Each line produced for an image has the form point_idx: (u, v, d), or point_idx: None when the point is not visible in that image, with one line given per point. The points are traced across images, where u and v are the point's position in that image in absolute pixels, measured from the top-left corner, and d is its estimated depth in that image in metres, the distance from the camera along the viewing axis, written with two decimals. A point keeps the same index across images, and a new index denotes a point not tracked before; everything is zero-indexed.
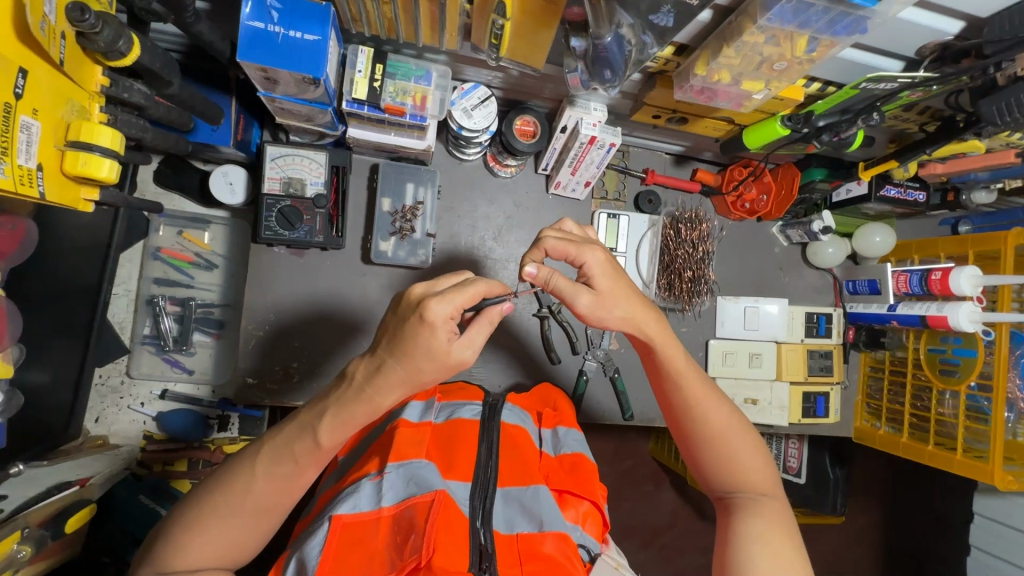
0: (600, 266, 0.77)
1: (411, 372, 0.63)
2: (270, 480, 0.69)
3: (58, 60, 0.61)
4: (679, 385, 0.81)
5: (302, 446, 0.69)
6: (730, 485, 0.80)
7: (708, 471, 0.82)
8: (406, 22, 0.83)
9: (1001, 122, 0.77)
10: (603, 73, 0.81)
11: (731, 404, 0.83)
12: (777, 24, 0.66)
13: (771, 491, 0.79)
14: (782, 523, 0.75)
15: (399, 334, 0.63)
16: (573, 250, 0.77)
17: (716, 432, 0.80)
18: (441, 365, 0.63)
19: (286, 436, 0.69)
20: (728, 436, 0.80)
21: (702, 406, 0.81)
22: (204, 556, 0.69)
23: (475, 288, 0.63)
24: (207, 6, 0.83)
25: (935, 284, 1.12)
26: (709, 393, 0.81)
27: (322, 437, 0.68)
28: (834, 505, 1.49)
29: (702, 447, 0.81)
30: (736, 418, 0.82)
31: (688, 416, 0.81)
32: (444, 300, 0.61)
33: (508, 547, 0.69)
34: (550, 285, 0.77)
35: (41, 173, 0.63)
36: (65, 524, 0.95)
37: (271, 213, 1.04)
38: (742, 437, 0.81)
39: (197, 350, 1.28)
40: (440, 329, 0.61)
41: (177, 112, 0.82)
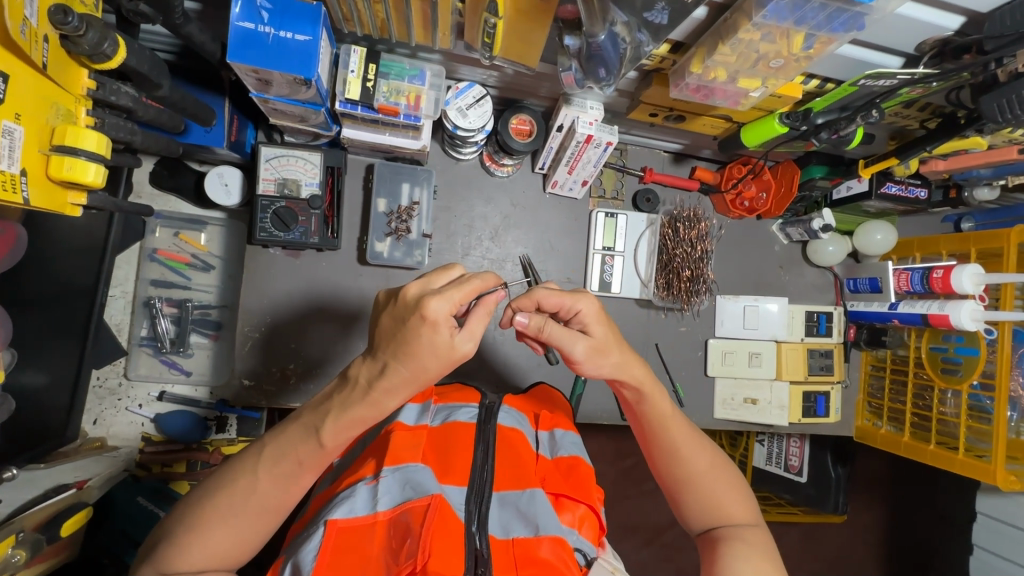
0: (595, 313, 0.74)
1: (417, 370, 0.62)
2: (275, 480, 0.69)
3: (40, 63, 0.60)
4: (660, 422, 0.81)
5: (306, 448, 0.68)
6: (713, 518, 0.80)
7: (689, 508, 0.82)
8: (399, 22, 0.82)
9: (1002, 119, 0.76)
10: (597, 72, 0.81)
11: (707, 438, 0.84)
12: (774, 20, 0.65)
13: (752, 521, 0.80)
14: (767, 550, 0.76)
15: (402, 335, 0.61)
16: (567, 301, 0.73)
17: (697, 468, 0.81)
18: (447, 361, 0.62)
19: (289, 438, 0.69)
20: (707, 470, 0.81)
21: (682, 444, 0.81)
22: (207, 557, 0.68)
23: (471, 282, 0.62)
24: (198, 7, 0.83)
25: (937, 282, 1.11)
26: (688, 428, 0.82)
27: (326, 440, 0.67)
28: (836, 504, 1.45)
29: (684, 484, 0.81)
30: (713, 450, 0.83)
31: (669, 455, 0.81)
32: (443, 298, 0.59)
33: (504, 551, 0.68)
34: (543, 334, 0.72)
35: (25, 178, 0.62)
36: (59, 529, 0.94)
37: (266, 215, 1.03)
38: (721, 470, 0.82)
39: (195, 351, 1.27)
40: (442, 326, 0.60)
41: (168, 114, 0.82)
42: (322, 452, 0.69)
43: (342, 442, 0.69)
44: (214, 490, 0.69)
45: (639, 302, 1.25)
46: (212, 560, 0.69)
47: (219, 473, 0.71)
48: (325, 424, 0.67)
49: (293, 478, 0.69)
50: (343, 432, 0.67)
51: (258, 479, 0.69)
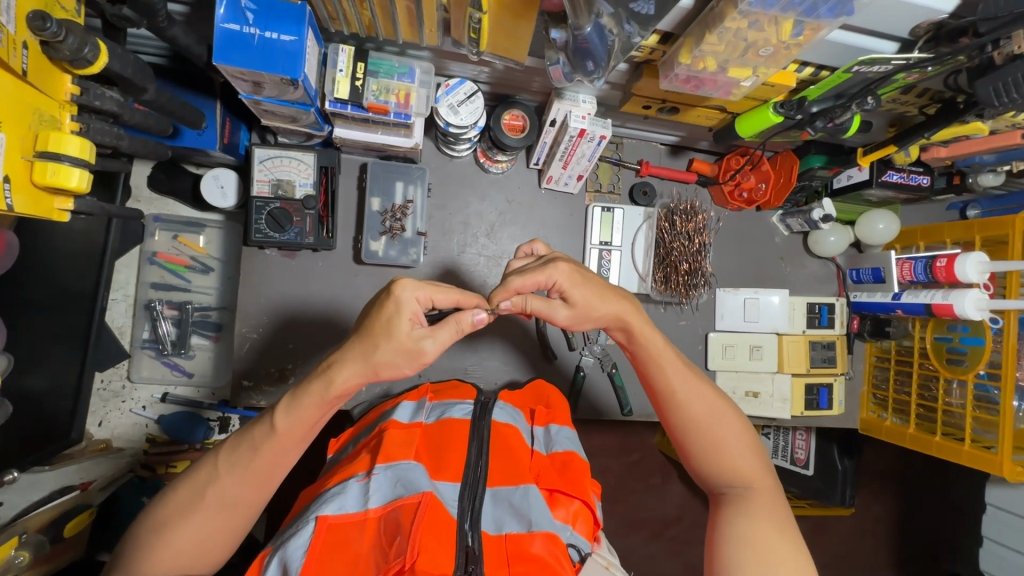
0: (569, 279, 0.77)
1: (368, 347, 0.66)
2: (231, 472, 0.70)
3: (20, 70, 0.61)
4: (661, 372, 0.81)
5: (261, 432, 0.70)
6: (721, 477, 0.79)
7: (698, 463, 0.81)
8: (385, 20, 0.82)
9: (999, 104, 0.75)
10: (585, 64, 0.79)
11: (717, 392, 0.83)
12: (760, 8, 0.64)
13: (761, 484, 0.78)
14: (772, 517, 0.74)
15: (370, 316, 0.67)
16: (542, 277, 0.77)
17: (701, 425, 0.79)
18: (399, 348, 0.66)
19: (250, 427, 0.72)
20: (714, 428, 0.79)
21: (684, 398, 0.80)
22: (191, 546, 0.69)
23: (451, 291, 0.70)
24: (184, 10, 0.83)
25: (940, 271, 1.09)
26: (693, 384, 0.81)
27: (279, 421, 0.69)
28: (843, 496, 1.41)
29: (690, 440, 0.80)
30: (725, 408, 0.81)
31: (672, 410, 0.81)
32: (415, 286, 0.66)
33: (496, 547, 0.68)
34: (527, 309, 0.79)
35: (8, 185, 0.62)
36: (63, 529, 0.97)
37: (261, 216, 1.03)
38: (729, 425, 0.80)
39: (196, 353, 1.29)
40: (405, 309, 0.65)
41: (156, 118, 0.83)
42: (277, 438, 0.70)
43: (298, 428, 0.70)
44: (208, 491, 0.70)
45: (638, 296, 1.24)
46: (196, 552, 0.70)
47: (208, 468, 0.71)
48: (280, 409, 0.70)
49: (250, 467, 0.70)
50: (296, 412, 0.69)
51: (234, 474, 0.70)
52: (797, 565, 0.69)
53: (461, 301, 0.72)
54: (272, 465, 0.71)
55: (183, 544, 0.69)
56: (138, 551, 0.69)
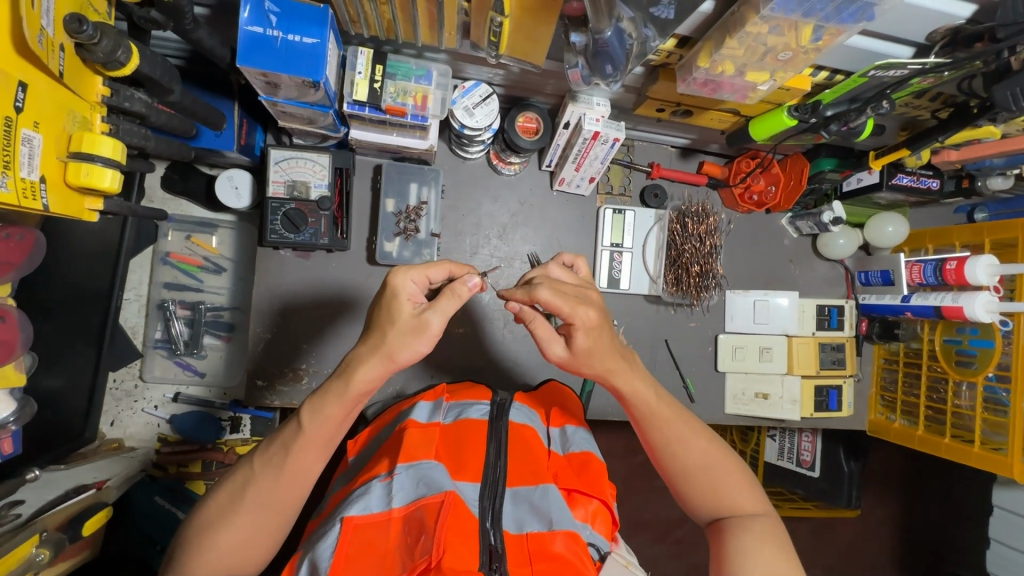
0: (589, 326, 0.72)
1: (378, 338, 0.67)
2: (263, 471, 0.71)
3: (57, 72, 0.61)
4: (653, 422, 0.81)
5: (290, 432, 0.72)
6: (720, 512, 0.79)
7: (695, 503, 0.81)
8: (405, 23, 0.83)
9: (1016, 108, 0.75)
10: (604, 68, 0.80)
11: (706, 432, 0.83)
12: (782, 13, 0.65)
13: (761, 511, 0.78)
14: (778, 542, 0.74)
15: (376, 309, 0.70)
16: (566, 307, 0.71)
17: (696, 465, 0.80)
18: (403, 328, 0.66)
19: (282, 429, 0.74)
20: (710, 466, 0.80)
21: (679, 441, 0.81)
22: (216, 547, 0.69)
23: (443, 264, 0.74)
24: (206, 12, 0.84)
25: (950, 274, 1.10)
26: (683, 425, 0.82)
27: (321, 424, 0.70)
28: (850, 498, 1.40)
29: (686, 482, 0.81)
30: (716, 445, 0.82)
31: (667, 455, 0.81)
32: (407, 270, 0.70)
33: (518, 546, 0.69)
34: (529, 325, 0.77)
35: (44, 185, 0.63)
36: (82, 527, 0.97)
37: (276, 217, 1.04)
38: (721, 461, 0.81)
39: (208, 353, 1.29)
40: (406, 297, 0.68)
41: (179, 119, 0.84)
42: (302, 441, 0.71)
43: (326, 426, 0.70)
44: (245, 488, 0.71)
45: (648, 298, 1.25)
46: (222, 550, 0.70)
47: (244, 471, 0.73)
48: (305, 411, 0.71)
49: (276, 467, 0.71)
50: (321, 412, 0.70)
51: (268, 472, 0.71)
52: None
53: (451, 271, 0.76)
54: (301, 469, 0.72)
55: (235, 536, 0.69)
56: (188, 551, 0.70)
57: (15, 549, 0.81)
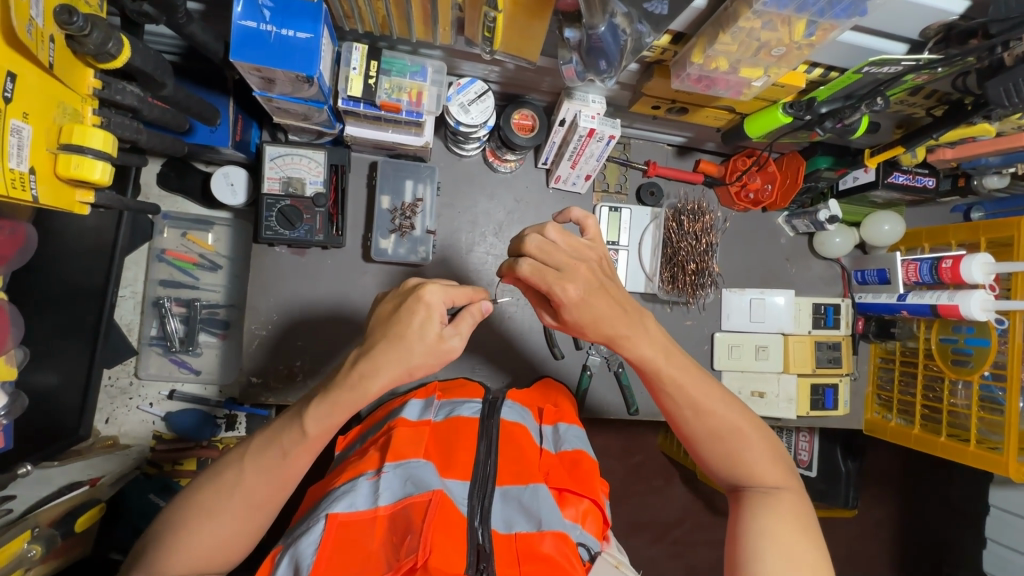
0: (575, 299, 0.73)
1: (403, 353, 0.67)
2: (257, 471, 0.70)
3: (47, 63, 0.61)
4: (669, 389, 0.80)
5: (291, 437, 0.71)
6: (738, 479, 0.79)
7: (714, 467, 0.82)
8: (399, 19, 0.83)
9: (1008, 106, 0.76)
10: (598, 64, 0.80)
11: (727, 397, 0.81)
12: (774, 8, 0.65)
13: (780, 480, 0.78)
14: (796, 514, 0.74)
15: (398, 315, 0.68)
16: (547, 281, 0.72)
17: (716, 431, 0.79)
18: (431, 350, 0.67)
19: (278, 428, 0.72)
20: (731, 434, 0.79)
21: (696, 409, 0.80)
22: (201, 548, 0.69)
23: (468, 289, 0.71)
24: (201, 8, 0.84)
25: (946, 272, 1.10)
26: (702, 392, 0.80)
27: (311, 427, 0.70)
28: (847, 497, 1.43)
29: (707, 448, 0.80)
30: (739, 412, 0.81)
31: (687, 421, 0.80)
32: (442, 290, 0.68)
33: (506, 546, 0.68)
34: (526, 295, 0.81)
35: (34, 177, 0.63)
36: (75, 524, 0.99)
37: (271, 213, 1.04)
38: (742, 429, 0.79)
39: (204, 350, 1.29)
40: (434, 312, 0.68)
41: (173, 114, 0.84)
42: (290, 439, 0.70)
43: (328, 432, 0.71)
44: (234, 488, 0.70)
45: (644, 296, 1.25)
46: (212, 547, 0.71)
47: (233, 469, 0.71)
48: (306, 413, 0.70)
49: (261, 465, 0.70)
50: (327, 418, 0.70)
51: (255, 471, 0.71)
52: (820, 555, 0.70)
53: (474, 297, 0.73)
54: (298, 468, 0.73)
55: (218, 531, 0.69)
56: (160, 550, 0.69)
57: (4, 545, 0.81)
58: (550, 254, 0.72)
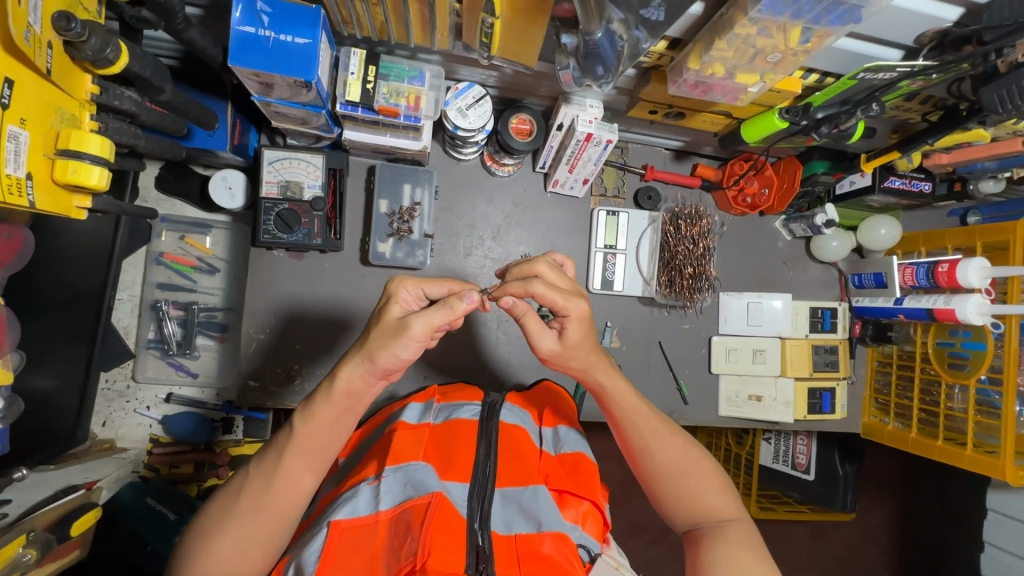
0: (581, 318, 0.74)
1: (363, 338, 0.68)
2: (260, 475, 0.72)
3: (44, 69, 0.62)
4: (632, 420, 0.82)
5: (283, 436, 0.73)
6: (694, 517, 0.79)
7: (670, 507, 0.81)
8: (397, 24, 0.83)
9: (1002, 111, 0.76)
10: (595, 69, 0.80)
11: (684, 435, 0.84)
12: (769, 15, 0.65)
13: (737, 515, 0.79)
14: (752, 546, 0.74)
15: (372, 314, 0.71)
16: (560, 299, 0.71)
17: (673, 466, 0.81)
18: (386, 328, 0.66)
19: (276, 433, 0.74)
20: (687, 466, 0.81)
21: (656, 441, 0.81)
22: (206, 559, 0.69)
23: (443, 281, 0.73)
24: (198, 12, 0.84)
25: (942, 276, 1.10)
26: (661, 427, 0.82)
27: (304, 427, 0.71)
28: (845, 501, 1.42)
29: (664, 485, 0.81)
30: (695, 449, 0.83)
31: (645, 454, 0.81)
32: (405, 281, 0.70)
33: (507, 548, 0.68)
34: (523, 319, 0.75)
35: (30, 182, 0.63)
36: (70, 529, 0.96)
37: (270, 217, 1.04)
38: (698, 464, 0.81)
39: (201, 353, 1.29)
40: (406, 303, 0.69)
41: (171, 118, 0.84)
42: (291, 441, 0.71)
43: (318, 428, 0.71)
44: (240, 495, 0.71)
45: (642, 299, 1.25)
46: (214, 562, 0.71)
47: (240, 478, 0.73)
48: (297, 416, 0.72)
49: (263, 473, 0.71)
50: (313, 415, 0.70)
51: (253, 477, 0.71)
52: None
53: (452, 288, 0.75)
54: (300, 474, 0.72)
55: (231, 543, 0.69)
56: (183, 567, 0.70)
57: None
58: (562, 279, 0.75)
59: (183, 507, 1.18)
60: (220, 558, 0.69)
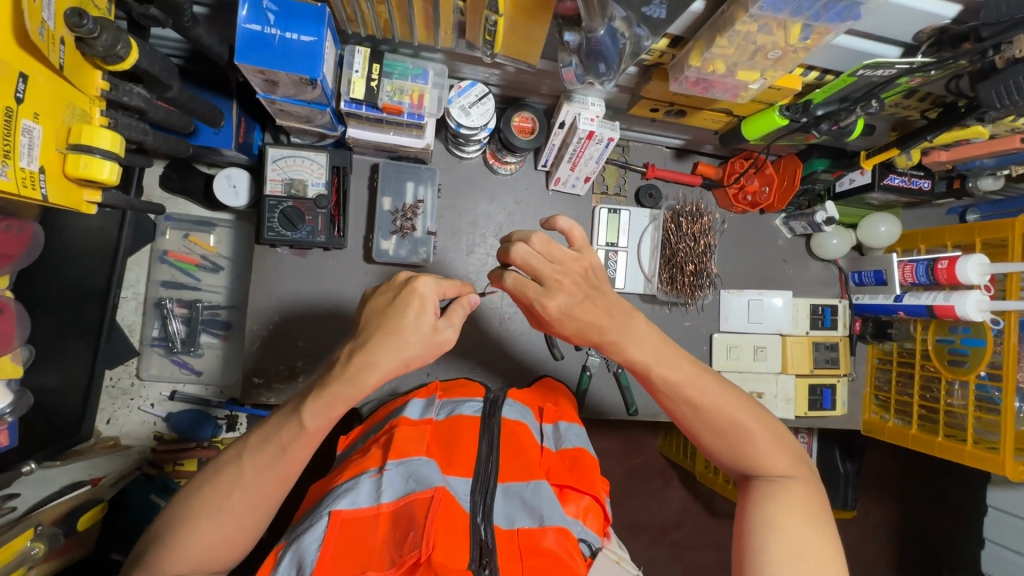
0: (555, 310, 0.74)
1: (399, 343, 0.68)
2: (257, 466, 0.71)
3: (57, 65, 0.63)
4: (668, 387, 0.79)
5: (289, 433, 0.71)
6: (744, 469, 0.80)
7: (719, 457, 0.82)
8: (401, 22, 0.84)
9: (1001, 106, 0.77)
10: (597, 67, 0.81)
11: (727, 390, 0.81)
12: (770, 12, 0.66)
13: (784, 470, 0.78)
14: (799, 504, 0.74)
15: (390, 304, 0.70)
16: (528, 296, 0.74)
17: (716, 426, 0.79)
18: (426, 340, 0.69)
19: (276, 424, 0.72)
20: (730, 424, 0.79)
21: (696, 404, 0.79)
22: (217, 544, 0.71)
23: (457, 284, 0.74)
24: (205, 11, 0.85)
25: (942, 273, 1.11)
26: (701, 389, 0.79)
27: (308, 422, 0.70)
28: (846, 498, 1.44)
29: (716, 441, 0.81)
30: (742, 403, 0.81)
31: (692, 416, 0.80)
32: (433, 283, 0.71)
33: (509, 541, 0.69)
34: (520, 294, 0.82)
35: (43, 176, 0.64)
36: (76, 523, 1.00)
37: (274, 215, 1.04)
38: (745, 421, 0.79)
39: (205, 351, 1.30)
40: (428, 305, 0.69)
41: (177, 115, 0.84)
42: (305, 436, 0.71)
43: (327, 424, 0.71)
44: (235, 485, 0.71)
45: (643, 297, 1.26)
46: (223, 547, 0.72)
47: (232, 469, 0.72)
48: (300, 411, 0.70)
49: (276, 465, 0.71)
50: (325, 413, 0.70)
51: (263, 469, 0.71)
52: (825, 544, 0.70)
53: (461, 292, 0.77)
54: (298, 462, 0.73)
55: (220, 524, 0.70)
56: (160, 556, 0.69)
57: (7, 542, 0.82)
58: (555, 250, 0.73)
59: None
60: (210, 544, 0.70)
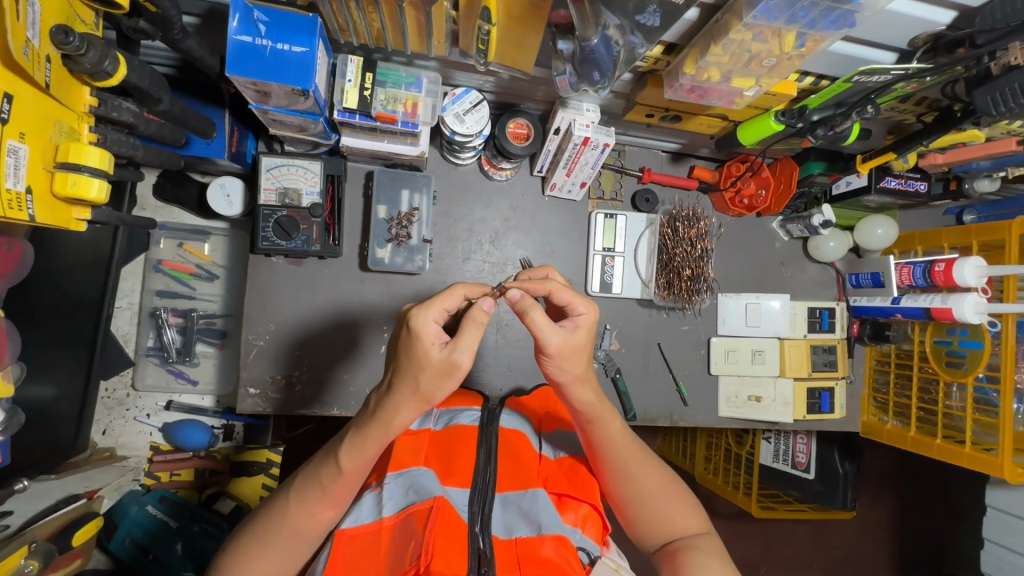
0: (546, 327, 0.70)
1: (411, 383, 0.65)
2: (303, 507, 0.71)
3: (43, 83, 0.62)
4: (610, 445, 0.79)
5: (329, 473, 0.71)
6: (665, 533, 0.79)
7: (641, 526, 0.80)
8: (393, 31, 0.83)
9: (997, 113, 0.76)
10: (591, 74, 0.80)
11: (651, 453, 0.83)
12: (765, 20, 0.65)
13: (703, 527, 0.79)
14: (722, 554, 0.75)
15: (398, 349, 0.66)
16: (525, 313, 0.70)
17: (644, 485, 0.79)
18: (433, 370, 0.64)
19: (316, 465, 0.73)
20: (657, 484, 0.80)
21: (631, 463, 0.80)
22: None
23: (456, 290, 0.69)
24: (196, 21, 0.85)
25: (939, 275, 1.10)
26: (635, 449, 0.81)
27: (344, 462, 0.71)
28: (844, 499, 1.41)
29: (638, 506, 0.79)
30: (667, 475, 0.82)
31: (623, 475, 0.79)
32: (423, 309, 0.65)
33: (506, 551, 0.68)
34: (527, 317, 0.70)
35: (30, 196, 0.64)
36: (71, 538, 0.98)
37: (268, 224, 1.04)
38: (668, 481, 0.81)
39: (201, 360, 1.29)
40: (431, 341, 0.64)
41: (169, 128, 0.84)
42: (344, 476, 0.71)
43: (362, 464, 0.71)
44: (281, 525, 0.71)
45: (641, 302, 1.25)
46: None
47: (278, 507, 0.72)
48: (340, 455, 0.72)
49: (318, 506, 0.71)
50: (360, 452, 0.70)
51: (304, 511, 0.71)
52: None
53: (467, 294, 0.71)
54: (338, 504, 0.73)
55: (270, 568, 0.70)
56: None
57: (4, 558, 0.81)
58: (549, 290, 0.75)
59: (184, 514, 1.20)
60: None
